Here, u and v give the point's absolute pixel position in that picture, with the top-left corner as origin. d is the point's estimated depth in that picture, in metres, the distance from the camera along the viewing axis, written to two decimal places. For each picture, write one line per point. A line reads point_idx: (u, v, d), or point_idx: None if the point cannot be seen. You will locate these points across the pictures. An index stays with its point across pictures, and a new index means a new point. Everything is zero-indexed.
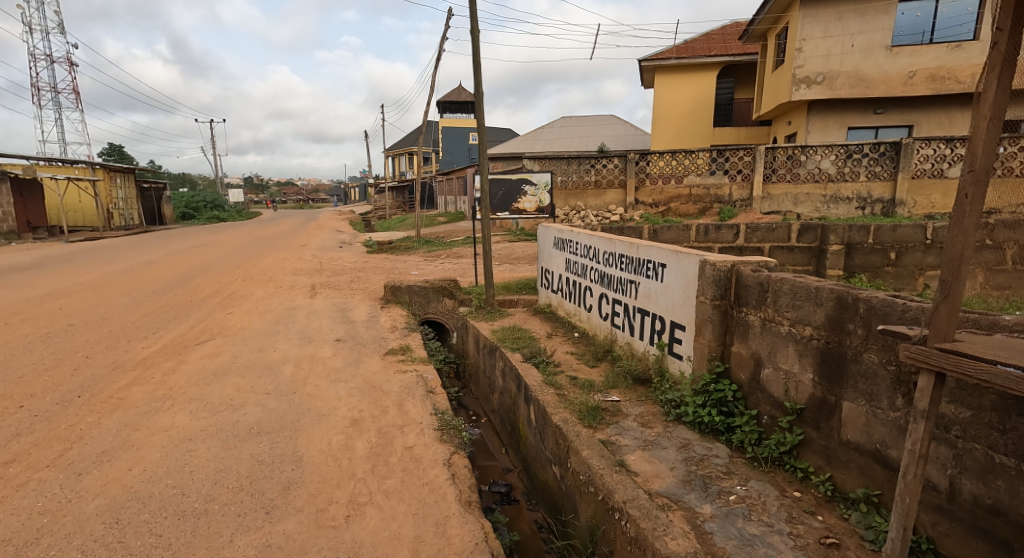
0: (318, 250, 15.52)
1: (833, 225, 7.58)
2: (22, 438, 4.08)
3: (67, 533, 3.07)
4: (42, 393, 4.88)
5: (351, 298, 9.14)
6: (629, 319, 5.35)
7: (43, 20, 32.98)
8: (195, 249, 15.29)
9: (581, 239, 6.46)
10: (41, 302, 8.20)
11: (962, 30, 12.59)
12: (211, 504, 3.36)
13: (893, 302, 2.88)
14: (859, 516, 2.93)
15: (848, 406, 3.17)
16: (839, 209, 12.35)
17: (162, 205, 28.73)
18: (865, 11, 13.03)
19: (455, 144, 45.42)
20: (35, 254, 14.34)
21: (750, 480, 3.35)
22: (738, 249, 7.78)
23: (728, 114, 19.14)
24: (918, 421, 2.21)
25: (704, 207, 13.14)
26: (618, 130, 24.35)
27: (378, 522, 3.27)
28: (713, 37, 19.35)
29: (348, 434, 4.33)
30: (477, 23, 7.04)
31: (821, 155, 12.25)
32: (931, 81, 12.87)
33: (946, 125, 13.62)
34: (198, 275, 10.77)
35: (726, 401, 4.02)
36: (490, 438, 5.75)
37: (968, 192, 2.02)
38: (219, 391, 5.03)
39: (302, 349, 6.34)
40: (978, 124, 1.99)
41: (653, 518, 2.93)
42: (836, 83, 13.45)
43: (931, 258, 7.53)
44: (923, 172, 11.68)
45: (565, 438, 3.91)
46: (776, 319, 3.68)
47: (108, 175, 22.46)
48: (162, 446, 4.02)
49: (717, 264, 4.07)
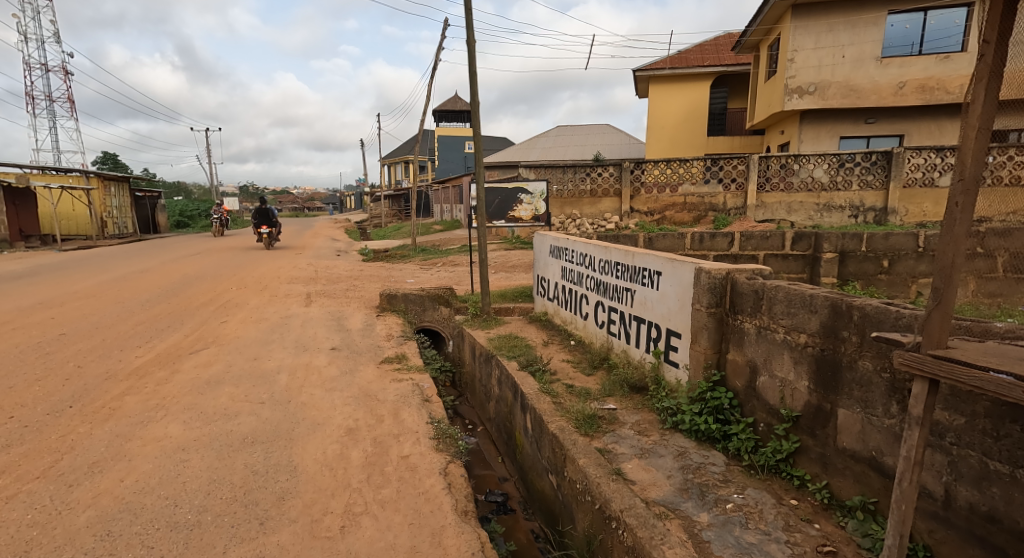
0: (314, 259, 15.53)
1: (827, 233, 7.62)
2: (12, 448, 4.05)
3: (56, 546, 3.03)
4: (33, 403, 4.85)
5: (347, 306, 9.12)
6: (626, 326, 5.33)
7: (37, 28, 34.09)
8: (190, 258, 15.30)
9: (576, 247, 6.51)
10: (33, 311, 8.15)
11: (950, 42, 12.84)
12: (204, 515, 3.33)
13: (886, 310, 2.91)
14: (856, 524, 2.93)
15: (844, 413, 3.18)
16: (832, 217, 12.46)
17: (156, 213, 28.76)
18: (855, 22, 13.20)
19: (451, 152, 45.83)
20: (28, 262, 14.25)
21: (747, 488, 3.34)
22: (732, 257, 7.86)
23: (721, 123, 19.31)
24: (913, 428, 2.21)
25: (698, 215, 13.22)
26: (612, 138, 24.55)
27: (373, 532, 3.25)
28: (707, 48, 19.55)
29: (343, 443, 4.31)
30: (470, 37, 7.10)
31: (814, 163, 12.37)
32: (920, 91, 13.06)
33: (936, 135, 13.80)
34: (192, 284, 10.71)
35: (721, 409, 4.03)
36: (486, 446, 5.71)
37: (957, 201, 2.03)
38: (213, 401, 5.00)
39: (297, 357, 6.32)
40: (966, 134, 2.00)
41: (650, 527, 2.92)
42: (827, 93, 13.59)
43: (923, 266, 7.60)
44: (914, 181, 11.82)
45: (562, 447, 3.91)
46: (771, 327, 3.69)
47: (102, 184, 22.44)
48: (155, 456, 3.99)
49: (712, 272, 4.08)
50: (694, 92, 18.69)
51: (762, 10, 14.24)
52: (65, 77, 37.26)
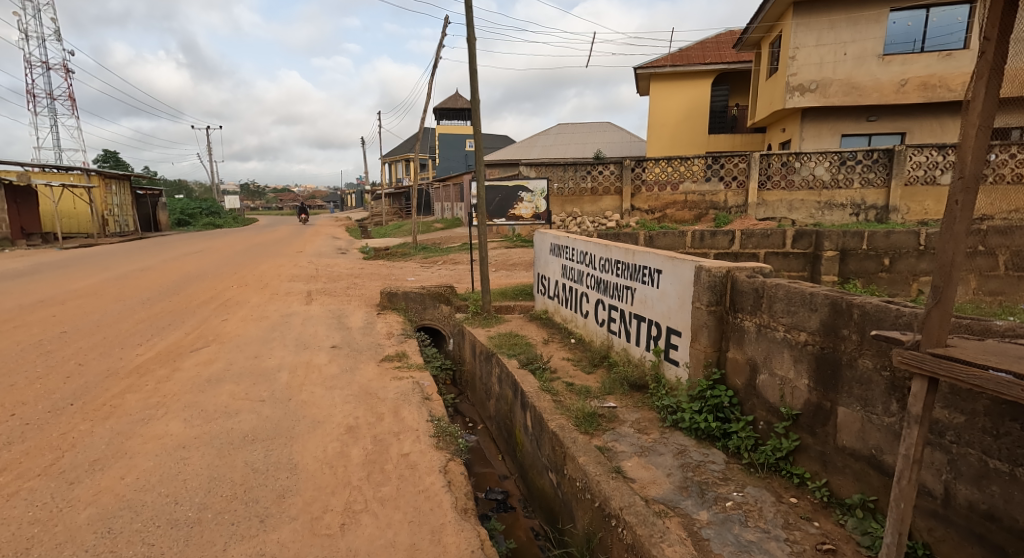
0: (314, 257, 15.50)
1: (827, 231, 7.61)
2: (13, 446, 4.06)
3: (57, 543, 3.04)
4: (34, 401, 4.85)
5: (348, 304, 9.13)
6: (626, 324, 5.33)
7: (38, 26, 34.13)
8: (191, 255, 15.35)
9: (577, 245, 6.49)
10: (35, 310, 8.14)
11: (952, 39, 12.80)
12: (204, 512, 3.34)
13: (887, 308, 2.91)
14: (855, 522, 2.93)
15: (844, 411, 3.18)
16: (833, 215, 12.43)
17: (156, 211, 28.78)
18: (857, 19, 13.15)
19: (452, 150, 45.89)
20: (29, 261, 14.25)
21: (747, 486, 3.34)
22: (733, 255, 7.86)
23: (722, 122, 19.27)
24: (912, 426, 2.21)
25: (699, 213, 13.22)
26: (613, 137, 24.54)
27: (373, 530, 3.25)
28: (708, 46, 19.49)
29: (343, 441, 4.31)
30: (470, 35, 7.09)
31: (815, 161, 12.34)
32: (922, 89, 13.02)
33: (938, 133, 13.78)
34: (192, 282, 10.70)
35: (722, 407, 4.02)
36: (487, 444, 5.72)
37: (958, 199, 2.02)
38: (213, 398, 5.01)
39: (298, 355, 6.33)
40: (967, 132, 1.99)
41: (650, 525, 2.92)
42: (829, 91, 13.56)
43: (924, 264, 7.59)
44: (916, 179, 11.79)
45: (562, 445, 3.91)
46: (771, 324, 3.69)
47: (102, 182, 22.39)
48: (156, 454, 4.00)
49: (712, 270, 4.08)
50: (694, 90, 18.68)
51: (764, 7, 14.18)
52: (66, 76, 37.27)
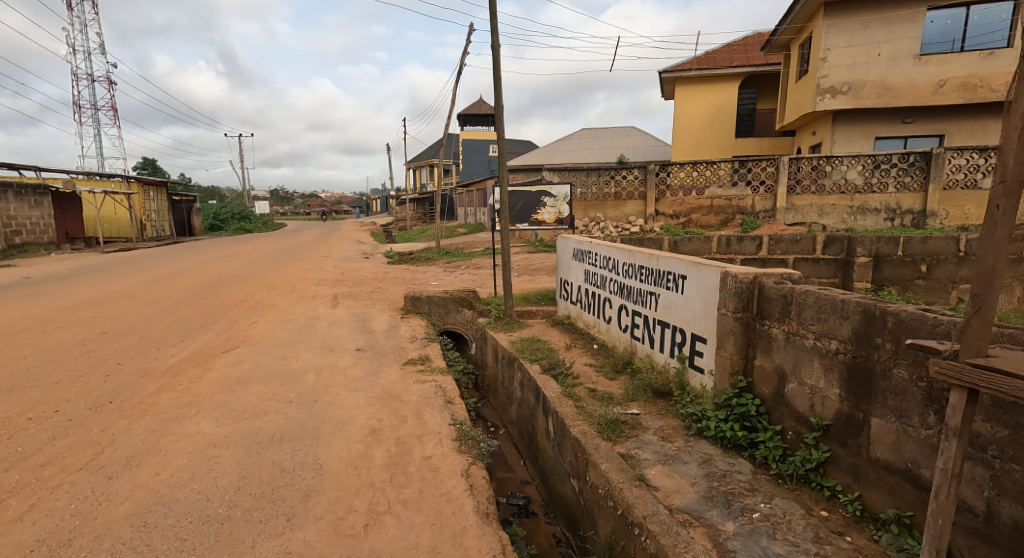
0: (340, 261, 15.77)
1: (860, 237, 7.38)
2: (56, 441, 4.20)
3: (97, 535, 3.14)
4: (75, 398, 5.03)
5: (372, 308, 9.24)
6: (649, 331, 5.28)
7: (83, 40, 35.64)
8: (222, 259, 15.77)
9: (600, 250, 6.44)
10: (76, 310, 8.46)
11: (995, 37, 12.44)
12: (233, 510, 3.41)
13: (924, 316, 2.81)
14: (890, 538, 2.83)
15: (877, 422, 3.08)
16: (867, 220, 12.12)
17: (190, 216, 29.63)
18: (890, 19, 12.82)
19: (476, 156, 46.21)
20: (72, 264, 14.83)
21: (775, 498, 3.25)
22: (760, 261, 7.71)
23: (749, 125, 18.94)
24: (950, 439, 2.12)
25: (726, 218, 13.01)
26: (637, 141, 24.34)
27: (396, 532, 3.26)
28: (735, 49, 19.21)
29: (367, 443, 4.35)
30: (494, 41, 7.13)
31: (848, 165, 12.02)
32: (962, 89, 12.58)
33: (978, 135, 13.32)
34: (223, 285, 10.97)
35: (749, 416, 3.92)
36: (508, 449, 5.70)
37: (1000, 203, 1.95)
38: (242, 399, 5.11)
39: (323, 357, 6.43)
40: (1009, 134, 1.92)
41: (674, 534, 2.87)
42: (861, 93, 13.21)
43: (963, 271, 7.24)
44: (956, 183, 11.40)
45: (584, 451, 3.88)
46: (800, 332, 3.60)
47: (141, 189, 23.17)
48: (188, 451, 4.10)
49: (739, 275, 4.00)
50: (721, 93, 18.43)
51: (792, 9, 13.94)
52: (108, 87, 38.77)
